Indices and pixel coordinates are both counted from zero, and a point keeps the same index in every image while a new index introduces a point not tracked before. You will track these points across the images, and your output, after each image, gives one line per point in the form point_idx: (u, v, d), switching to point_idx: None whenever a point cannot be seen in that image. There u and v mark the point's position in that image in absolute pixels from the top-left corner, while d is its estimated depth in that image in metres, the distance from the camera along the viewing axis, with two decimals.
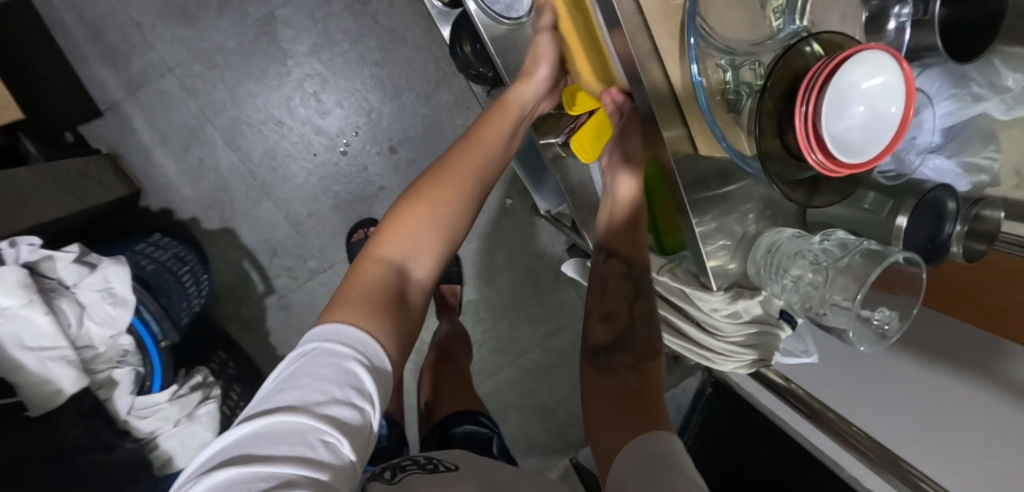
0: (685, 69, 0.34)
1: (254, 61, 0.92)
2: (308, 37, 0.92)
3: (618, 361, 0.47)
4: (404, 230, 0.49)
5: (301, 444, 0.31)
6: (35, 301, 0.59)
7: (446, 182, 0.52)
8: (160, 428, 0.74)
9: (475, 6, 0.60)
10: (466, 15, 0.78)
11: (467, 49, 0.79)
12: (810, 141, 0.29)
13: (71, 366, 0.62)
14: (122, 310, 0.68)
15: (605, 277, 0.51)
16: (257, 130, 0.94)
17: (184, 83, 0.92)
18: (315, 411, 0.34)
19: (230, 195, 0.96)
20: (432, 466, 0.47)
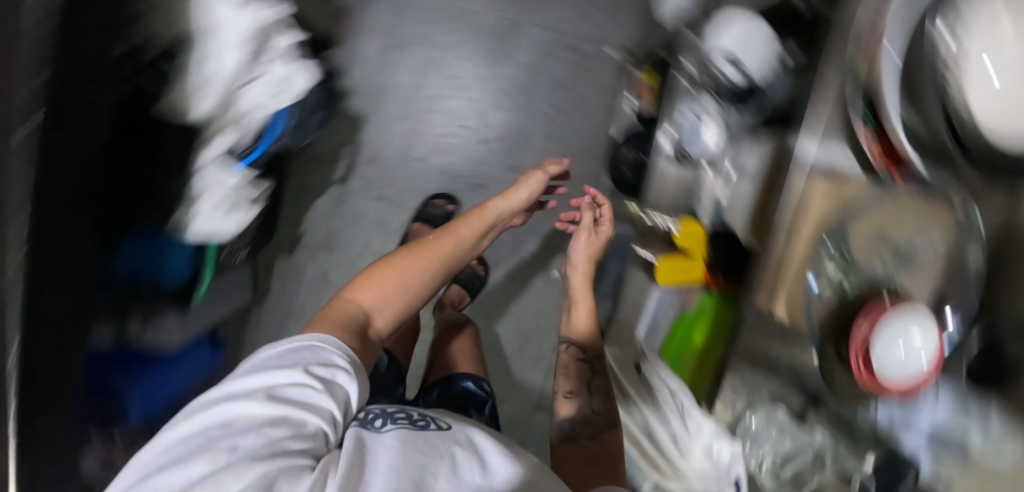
0: (807, 260, 0.51)
1: (481, 38, 1.07)
2: (529, 54, 1.07)
3: (583, 433, 0.62)
4: (374, 289, 0.64)
5: (286, 391, 0.45)
6: (243, 44, 0.70)
7: (420, 253, 0.68)
8: (206, 195, 0.78)
9: (673, 137, 0.80)
10: (648, 136, 0.94)
11: (629, 155, 0.96)
12: (860, 356, 0.44)
13: (212, 97, 0.72)
14: (284, 102, 0.78)
15: (571, 369, 0.70)
16: (440, 78, 1.08)
17: (425, 11, 1.07)
18: (314, 388, 0.46)
19: (383, 100, 1.09)
20: (421, 423, 0.51)
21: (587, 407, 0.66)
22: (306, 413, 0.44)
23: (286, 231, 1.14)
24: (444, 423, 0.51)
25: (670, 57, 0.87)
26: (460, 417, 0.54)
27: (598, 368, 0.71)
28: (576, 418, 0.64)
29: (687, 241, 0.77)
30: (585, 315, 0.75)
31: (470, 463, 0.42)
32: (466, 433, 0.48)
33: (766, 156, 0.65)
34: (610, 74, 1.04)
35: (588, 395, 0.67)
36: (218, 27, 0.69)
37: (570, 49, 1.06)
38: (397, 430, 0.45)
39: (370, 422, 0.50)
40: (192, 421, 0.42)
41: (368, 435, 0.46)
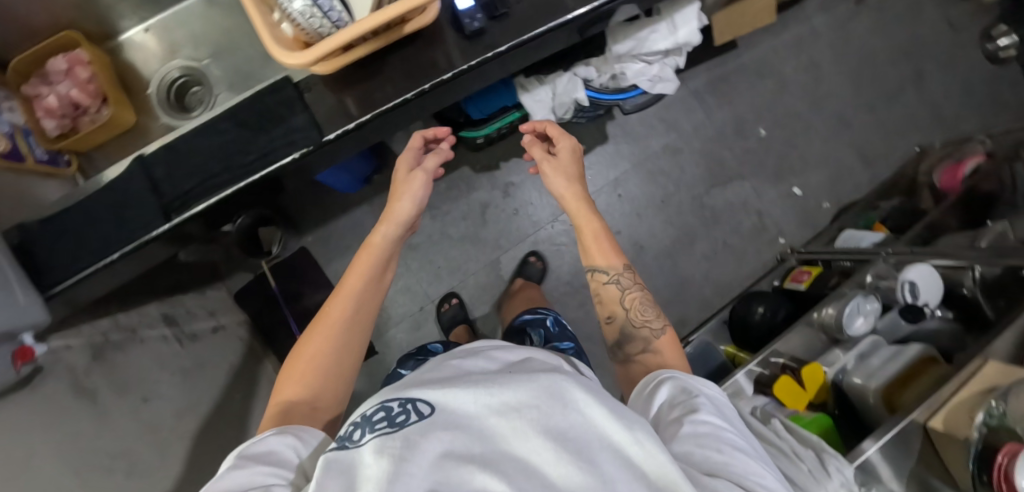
0: (968, 397, 0.71)
1: (719, 169, 1.35)
2: (736, 202, 1.35)
3: (633, 349, 0.66)
4: (294, 380, 0.56)
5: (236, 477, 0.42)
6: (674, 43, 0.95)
7: (309, 335, 0.59)
8: (554, 88, 0.98)
9: (833, 311, 1.02)
10: (778, 300, 1.19)
11: (760, 306, 1.18)
12: (1002, 476, 0.64)
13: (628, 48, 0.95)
14: (645, 87, 1.03)
15: (604, 295, 0.70)
16: (674, 164, 1.34)
17: (703, 122, 1.35)
18: (245, 469, 0.42)
19: (629, 143, 1.33)
20: (402, 419, 0.39)
21: (631, 324, 0.68)
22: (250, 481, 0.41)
23: (487, 156, 1.30)
24: (425, 405, 0.40)
25: (849, 274, 1.13)
26: (431, 380, 0.44)
27: (627, 284, 0.69)
28: (624, 340, 0.67)
29: (810, 373, 0.96)
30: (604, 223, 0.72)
31: (445, 440, 0.37)
32: (447, 411, 0.39)
33: (903, 364, 0.90)
34: (767, 254, 1.35)
35: (625, 312, 0.68)
36: (672, 25, 0.95)
37: (760, 221, 1.35)
38: (385, 446, 0.36)
39: (349, 434, 0.41)
40: None
41: (345, 457, 0.38)
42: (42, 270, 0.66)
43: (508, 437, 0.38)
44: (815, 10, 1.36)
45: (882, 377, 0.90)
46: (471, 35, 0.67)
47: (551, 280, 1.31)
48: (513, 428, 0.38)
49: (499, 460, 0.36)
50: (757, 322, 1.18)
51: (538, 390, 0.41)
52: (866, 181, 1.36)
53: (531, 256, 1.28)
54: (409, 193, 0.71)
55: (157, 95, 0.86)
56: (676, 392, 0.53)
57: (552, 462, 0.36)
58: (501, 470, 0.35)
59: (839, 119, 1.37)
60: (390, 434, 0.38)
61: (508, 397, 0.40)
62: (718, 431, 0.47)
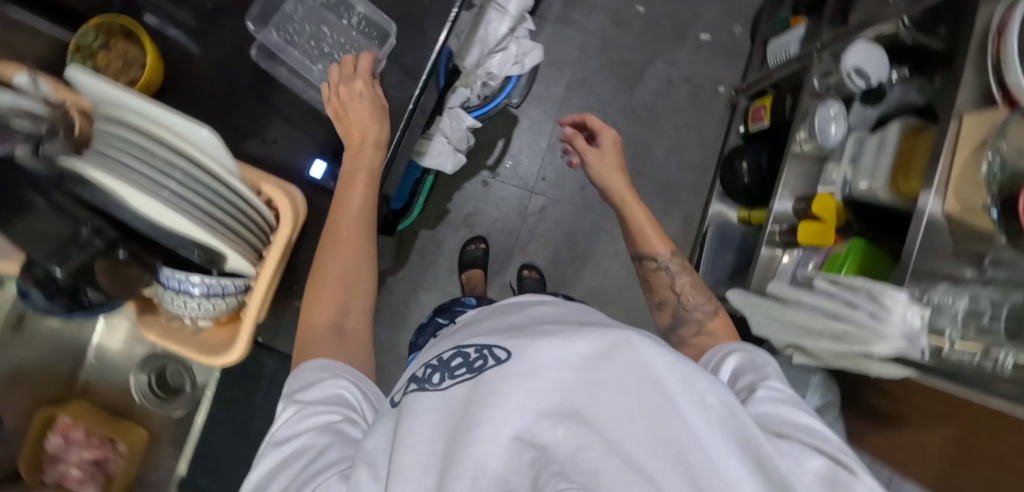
0: (966, 161, 0.71)
1: (626, 68, 1.31)
2: (661, 85, 1.32)
3: (686, 332, 0.70)
4: (320, 301, 0.61)
5: (309, 413, 0.49)
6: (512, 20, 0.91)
7: (323, 273, 0.62)
8: (444, 133, 0.96)
9: (802, 135, 1.03)
10: (757, 148, 1.18)
11: (744, 164, 1.19)
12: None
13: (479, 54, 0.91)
14: (517, 70, 0.99)
15: (656, 280, 0.78)
16: (587, 93, 1.30)
17: (584, 40, 1.29)
18: (311, 411, 0.49)
19: (537, 105, 1.29)
20: (480, 364, 0.45)
21: (681, 308, 0.73)
22: (318, 423, 0.48)
23: (432, 208, 1.29)
24: (501, 350, 0.45)
25: (798, 88, 1.10)
26: (508, 330, 0.48)
27: (676, 269, 0.77)
28: (675, 323, 0.72)
29: (820, 203, 0.97)
30: (645, 221, 0.80)
31: (523, 381, 0.41)
32: (523, 354, 0.43)
33: (894, 150, 0.89)
34: (718, 108, 1.33)
35: (675, 297, 0.75)
36: (499, 6, 0.91)
37: (691, 85, 1.32)
38: (476, 383, 0.43)
39: (429, 376, 0.48)
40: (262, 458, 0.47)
41: (429, 396, 0.45)
42: None
43: (584, 371, 0.41)
44: None
45: (884, 170, 0.90)
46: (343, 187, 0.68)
47: (560, 266, 1.32)
48: (593, 379, 0.40)
49: (572, 399, 0.40)
50: (749, 180, 1.18)
51: (615, 336, 0.42)
52: None
53: (525, 269, 1.28)
54: (367, 113, 0.62)
55: (145, 399, 0.87)
56: (743, 362, 0.55)
57: (632, 419, 0.38)
58: (576, 411, 0.39)
59: None
60: (471, 380, 0.44)
61: (586, 349, 0.42)
62: (790, 397, 0.47)
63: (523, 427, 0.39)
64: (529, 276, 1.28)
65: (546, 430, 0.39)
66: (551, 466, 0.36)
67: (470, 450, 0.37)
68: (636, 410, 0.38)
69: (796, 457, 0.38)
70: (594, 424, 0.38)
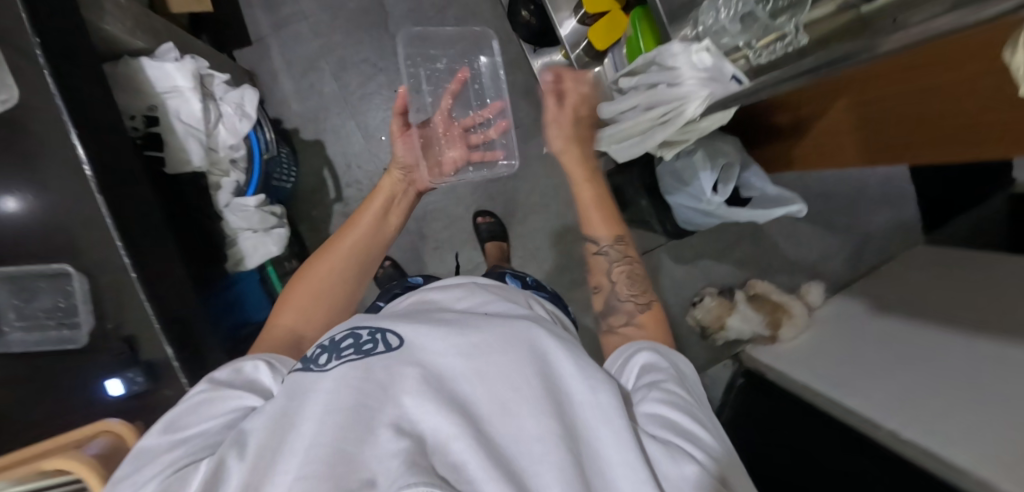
0: None
1: (366, 18, 1.21)
2: (407, 4, 1.22)
3: (617, 321, 0.66)
4: (291, 310, 0.63)
5: (234, 403, 0.45)
6: (195, 90, 0.84)
7: (315, 270, 0.68)
8: (245, 228, 0.91)
9: None
10: None
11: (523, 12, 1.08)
12: None
13: (199, 145, 0.85)
14: (247, 122, 0.91)
15: (595, 264, 0.74)
16: (355, 67, 1.21)
17: (313, 28, 1.20)
18: (219, 398, 0.44)
19: (326, 115, 1.21)
20: (370, 344, 0.41)
21: (614, 295, 0.69)
22: (228, 412, 0.44)
23: None
24: (395, 337, 0.42)
25: None
26: (407, 315, 0.45)
27: (614, 256, 0.71)
28: (607, 311, 0.68)
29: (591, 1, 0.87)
30: (593, 200, 0.76)
31: (404, 374, 0.38)
32: (416, 345, 0.41)
33: None
34: None
35: (609, 282, 0.71)
36: (174, 90, 0.84)
37: None
38: (365, 360, 0.39)
39: (314, 359, 0.42)
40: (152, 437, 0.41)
41: (313, 380, 0.39)
42: None
43: (476, 364, 0.40)
44: None
45: None
46: (152, 377, 0.66)
47: (465, 224, 1.28)
48: (477, 370, 0.39)
49: (461, 390, 0.38)
50: (538, 22, 1.08)
51: (510, 333, 0.43)
52: None
53: (480, 215, 1.25)
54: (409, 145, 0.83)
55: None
56: (647, 356, 0.53)
57: (517, 411, 0.37)
58: (460, 402, 0.37)
59: None
60: (357, 361, 0.39)
61: (477, 340, 0.41)
62: (683, 400, 0.47)
63: (404, 418, 0.35)
64: (485, 220, 1.25)
65: (420, 415, 0.36)
66: (416, 459, 0.32)
67: (358, 434, 0.33)
68: (514, 407, 0.37)
69: (668, 464, 0.40)
70: (483, 419, 0.36)
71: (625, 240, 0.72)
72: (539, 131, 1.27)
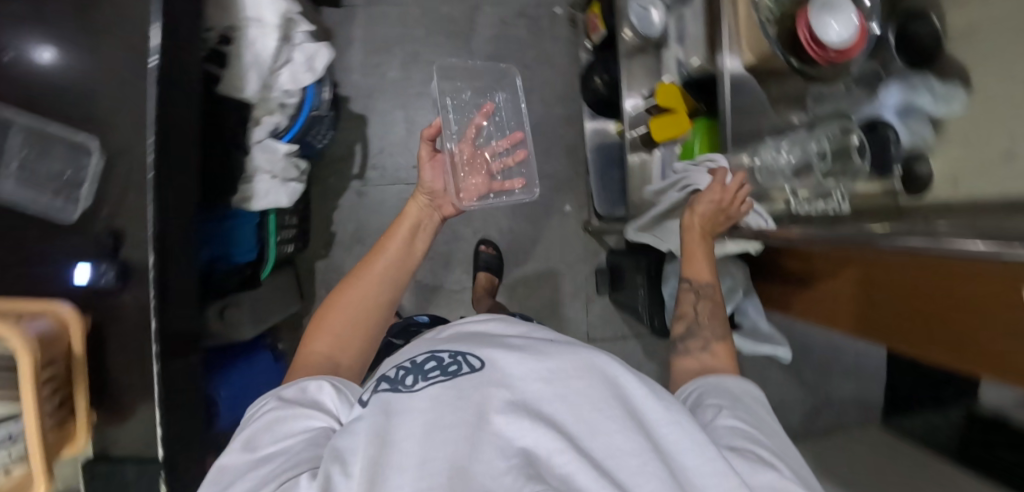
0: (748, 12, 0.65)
1: (453, 27, 1.25)
2: (494, 29, 1.26)
3: (694, 345, 0.63)
4: (323, 335, 0.65)
5: (296, 421, 0.50)
6: (276, 30, 0.85)
7: (342, 295, 0.68)
8: (265, 170, 0.92)
9: (630, 33, 0.98)
10: (603, 60, 1.12)
11: (596, 79, 1.13)
12: (817, 49, 0.61)
13: (257, 79, 0.86)
14: (311, 77, 0.94)
15: (681, 295, 0.70)
16: (425, 66, 1.24)
17: (401, 16, 1.24)
18: (285, 420, 0.50)
19: (380, 96, 1.23)
20: (454, 367, 0.45)
21: (693, 321, 0.66)
22: (296, 432, 0.49)
23: (317, 237, 1.23)
24: (476, 360, 0.45)
25: None
26: (482, 340, 0.48)
27: (706, 292, 0.68)
28: (684, 335, 0.65)
29: (663, 94, 0.91)
30: (699, 232, 0.69)
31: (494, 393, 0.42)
32: (498, 366, 0.44)
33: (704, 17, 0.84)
34: (561, 31, 1.27)
35: (693, 315, 0.66)
36: (257, 21, 0.85)
37: (524, 18, 1.26)
38: (445, 385, 0.43)
39: (402, 379, 0.45)
40: (238, 453, 0.47)
41: (404, 400, 0.42)
42: None
43: (557, 386, 0.43)
44: None
45: (700, 44, 0.85)
46: (121, 283, 0.63)
47: (466, 245, 1.29)
48: (560, 392, 0.42)
49: (548, 410, 0.41)
50: (607, 92, 1.12)
51: (582, 359, 0.45)
52: None
53: (483, 243, 1.25)
54: (438, 167, 0.83)
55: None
56: (714, 389, 0.54)
57: (603, 430, 0.40)
58: (551, 419, 0.40)
59: None
60: (449, 383, 0.43)
61: (553, 364, 0.44)
62: (748, 427, 0.48)
63: (501, 437, 0.39)
64: (487, 249, 1.25)
65: (516, 433, 0.39)
66: (526, 471, 0.36)
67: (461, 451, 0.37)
68: (601, 425, 0.40)
69: (751, 475, 0.42)
70: (575, 437, 0.39)
71: (716, 283, 0.68)
72: (567, 188, 1.30)
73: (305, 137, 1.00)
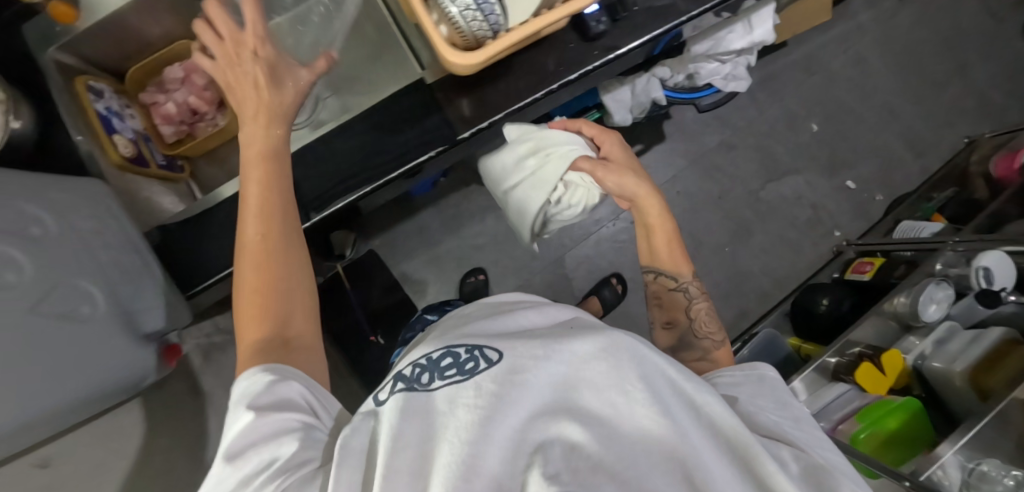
0: None
1: (769, 163, 1.38)
2: (790, 196, 1.38)
3: (690, 355, 0.70)
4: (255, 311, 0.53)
5: (280, 430, 0.44)
6: (751, 43, 0.99)
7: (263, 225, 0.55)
8: (634, 88, 1.01)
9: (902, 300, 1.04)
10: (836, 290, 1.20)
11: (823, 299, 1.19)
12: None
13: (708, 46, 0.97)
14: (718, 85, 1.08)
15: (670, 300, 0.74)
16: (727, 160, 1.37)
17: (751, 120, 1.38)
18: (266, 418, 0.45)
19: (683, 142, 1.37)
20: (472, 362, 0.44)
21: (690, 333, 0.72)
22: (282, 432, 0.44)
23: None
24: (493, 352, 0.44)
25: (915, 266, 1.13)
26: (502, 335, 0.48)
27: (694, 295, 0.73)
28: (681, 347, 0.72)
29: (889, 357, 0.99)
30: (669, 236, 0.73)
31: (522, 384, 0.41)
32: (513, 357, 0.43)
33: (986, 347, 0.92)
34: (824, 246, 1.37)
35: (689, 321, 0.72)
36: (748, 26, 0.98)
37: (813, 212, 1.38)
38: (473, 381, 0.42)
39: (419, 377, 0.45)
40: (233, 471, 0.43)
41: (420, 398, 0.43)
42: (179, 274, 0.70)
43: (580, 378, 0.42)
44: (860, 6, 1.39)
45: (966, 359, 0.92)
46: (593, 37, 0.70)
47: (613, 278, 1.34)
48: (590, 379, 0.42)
49: (573, 399, 0.41)
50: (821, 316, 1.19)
51: (608, 343, 0.44)
52: (916, 174, 1.37)
53: (615, 277, 1.31)
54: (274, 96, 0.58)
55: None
56: (728, 382, 0.59)
57: (623, 413, 0.41)
58: (573, 409, 0.40)
59: (888, 111, 1.40)
60: (465, 380, 0.42)
61: (576, 347, 0.44)
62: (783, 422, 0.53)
63: (530, 425, 0.39)
64: (614, 284, 1.31)
65: (546, 429, 0.39)
66: (562, 459, 0.37)
67: (486, 441, 0.37)
68: (622, 410, 0.41)
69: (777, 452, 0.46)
70: (591, 424, 0.39)
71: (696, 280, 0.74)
72: None
73: (662, 104, 1.11)
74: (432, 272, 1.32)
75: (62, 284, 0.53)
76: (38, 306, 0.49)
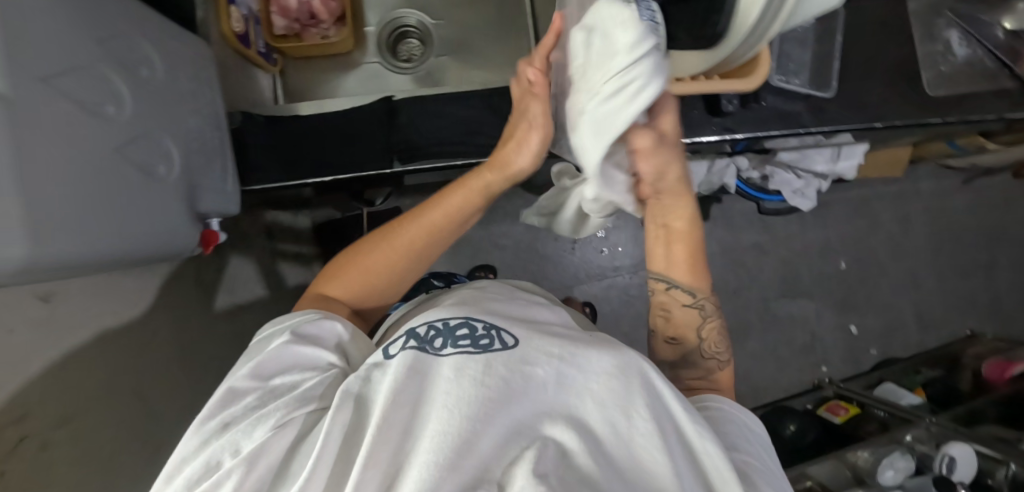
0: None
1: (789, 280, 1.42)
2: (797, 317, 1.42)
3: (687, 374, 0.60)
4: (343, 282, 0.59)
5: (311, 367, 0.48)
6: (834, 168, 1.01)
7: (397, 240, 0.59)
8: (712, 166, 1.02)
9: (866, 456, 1.07)
10: (807, 421, 1.23)
11: (791, 425, 1.22)
12: None
13: (795, 158, 1.00)
14: (786, 195, 1.09)
15: (678, 313, 0.61)
16: (754, 262, 1.41)
17: (790, 234, 1.42)
18: (297, 349, 0.49)
19: (723, 229, 1.40)
20: (482, 341, 0.45)
21: (696, 353, 0.60)
22: (308, 366, 0.48)
23: None
24: (510, 338, 0.45)
25: (887, 428, 1.18)
26: (518, 321, 0.49)
27: (710, 311, 0.60)
28: (681, 364, 0.60)
29: None
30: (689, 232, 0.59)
31: (531, 382, 0.42)
32: (526, 352, 0.44)
33: None
34: (807, 375, 1.41)
35: (696, 340, 0.60)
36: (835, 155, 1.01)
37: (811, 340, 1.42)
38: (482, 360, 0.42)
39: (431, 340, 0.45)
40: (246, 389, 0.46)
41: (430, 360, 0.43)
42: (241, 165, 0.68)
43: (586, 383, 0.42)
44: (925, 174, 1.45)
45: None
46: (719, 113, 0.71)
47: (609, 326, 1.35)
48: (594, 389, 0.42)
49: (576, 403, 0.41)
50: (784, 438, 1.22)
51: (618, 363, 0.44)
52: (912, 344, 1.43)
53: (588, 306, 1.28)
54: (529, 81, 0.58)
55: (382, 60, 0.88)
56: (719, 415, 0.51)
57: (621, 426, 0.40)
58: (575, 415, 0.40)
59: (911, 277, 1.45)
60: (476, 355, 0.43)
61: (589, 357, 0.44)
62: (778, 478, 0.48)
63: (532, 422, 0.39)
64: (587, 312, 1.28)
65: (549, 430, 0.39)
66: (556, 461, 0.36)
67: (485, 426, 0.37)
68: (622, 428, 0.40)
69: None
70: (589, 433, 0.39)
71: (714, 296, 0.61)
72: None
73: (726, 191, 1.13)
74: (448, 251, 1.32)
75: (151, 137, 0.51)
76: (127, 150, 0.47)
